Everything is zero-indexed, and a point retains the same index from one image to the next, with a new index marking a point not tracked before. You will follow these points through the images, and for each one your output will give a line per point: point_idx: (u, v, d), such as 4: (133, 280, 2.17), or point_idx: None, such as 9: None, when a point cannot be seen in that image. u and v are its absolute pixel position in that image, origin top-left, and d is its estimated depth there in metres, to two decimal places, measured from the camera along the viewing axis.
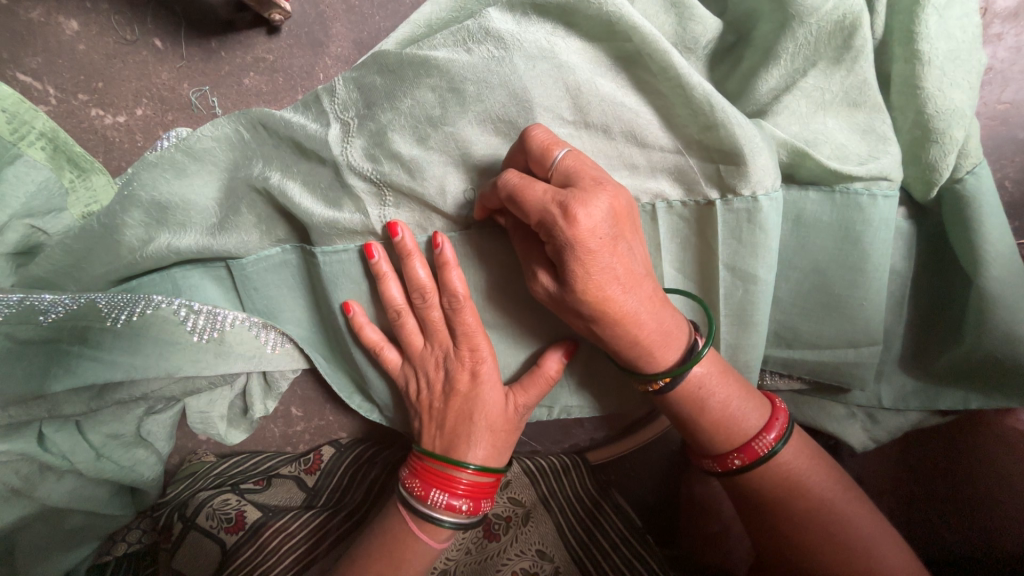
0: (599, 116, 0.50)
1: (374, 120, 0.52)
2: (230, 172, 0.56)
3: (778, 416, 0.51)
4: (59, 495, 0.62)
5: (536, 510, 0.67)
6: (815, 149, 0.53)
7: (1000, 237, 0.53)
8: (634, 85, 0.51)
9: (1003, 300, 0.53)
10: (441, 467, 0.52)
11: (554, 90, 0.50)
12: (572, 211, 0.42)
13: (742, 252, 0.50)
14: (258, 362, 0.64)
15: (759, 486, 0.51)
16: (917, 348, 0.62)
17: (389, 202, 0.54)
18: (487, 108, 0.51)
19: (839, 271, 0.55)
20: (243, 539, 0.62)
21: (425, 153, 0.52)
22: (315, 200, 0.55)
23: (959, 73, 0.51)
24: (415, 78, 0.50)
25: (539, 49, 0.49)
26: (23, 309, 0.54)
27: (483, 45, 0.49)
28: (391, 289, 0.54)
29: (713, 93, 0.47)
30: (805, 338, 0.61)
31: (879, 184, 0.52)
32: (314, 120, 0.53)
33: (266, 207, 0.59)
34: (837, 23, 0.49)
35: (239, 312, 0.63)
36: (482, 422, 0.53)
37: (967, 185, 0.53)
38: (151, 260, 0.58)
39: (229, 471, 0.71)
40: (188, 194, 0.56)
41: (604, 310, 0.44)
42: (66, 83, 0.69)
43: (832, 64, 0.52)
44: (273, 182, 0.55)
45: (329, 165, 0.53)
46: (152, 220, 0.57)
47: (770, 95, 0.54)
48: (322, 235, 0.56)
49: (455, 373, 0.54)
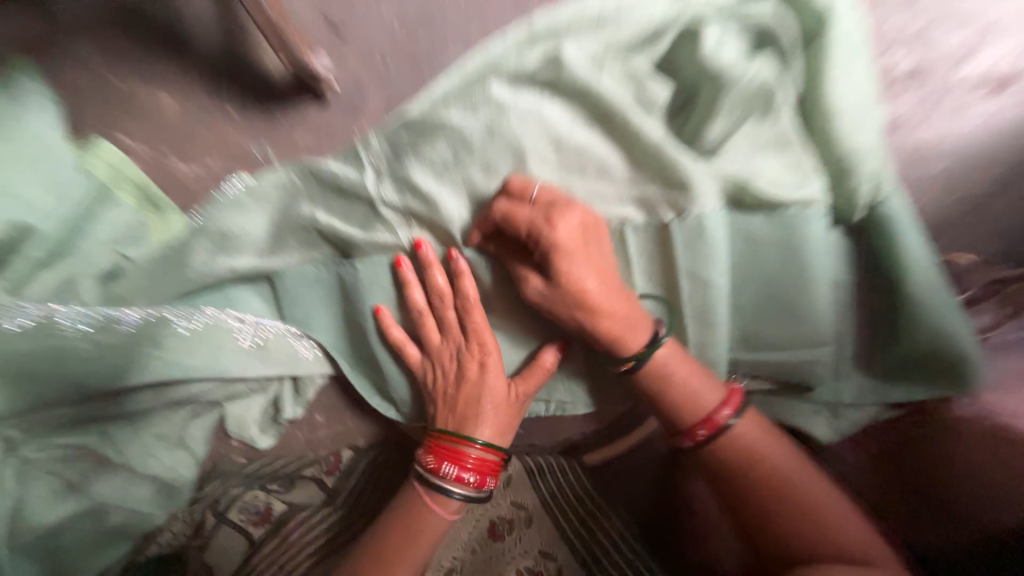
0: (577, 159, 0.64)
1: (398, 164, 0.64)
2: (282, 210, 0.67)
3: (735, 394, 0.60)
4: (115, 486, 0.72)
5: (538, 514, 0.73)
6: (755, 180, 0.64)
7: (916, 250, 0.64)
8: (606, 135, 0.63)
9: (918, 301, 0.64)
10: (452, 443, 0.60)
11: (541, 139, 0.63)
12: (554, 221, 0.54)
13: (700, 262, 0.63)
14: (293, 366, 0.76)
15: (726, 458, 0.58)
16: (861, 347, 0.72)
17: (414, 225, 0.67)
18: (488, 157, 0.64)
19: (781, 280, 0.67)
20: (268, 532, 0.70)
21: (441, 188, 0.65)
22: (351, 227, 0.68)
23: (868, 118, 0.60)
24: (432, 133, 0.62)
25: (530, 108, 0.62)
26: (105, 322, 0.68)
27: (486, 107, 0.61)
28: (415, 293, 0.65)
29: (665, 140, 0.61)
30: (763, 337, 0.71)
31: (807, 208, 0.65)
32: (349, 166, 0.64)
33: (309, 236, 0.70)
34: (756, 86, 0.60)
35: (278, 319, 0.75)
36: (487, 404, 0.62)
37: (886, 208, 0.63)
38: (210, 280, 0.70)
39: (259, 472, 0.79)
40: (246, 227, 0.67)
41: (585, 300, 0.56)
42: None
43: (759, 115, 0.63)
44: (319, 219, 0.68)
45: (363, 200, 0.66)
46: (215, 248, 0.68)
47: (717, 139, 0.64)
48: (361, 251, 0.69)
49: (466, 364, 0.64)
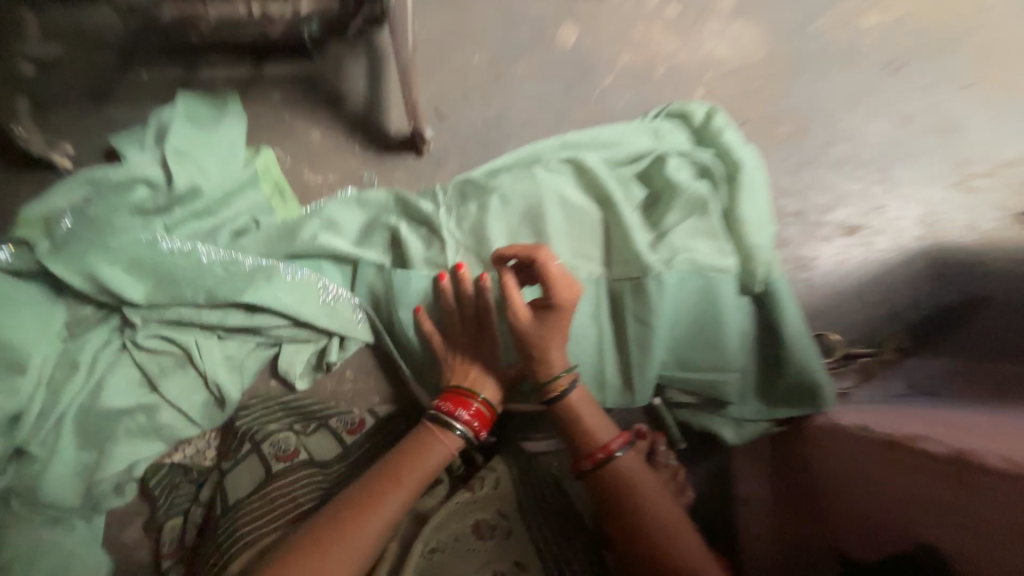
0: (571, 216, 1.06)
1: (463, 207, 1.08)
2: (377, 221, 1.11)
3: (624, 433, 0.93)
4: (183, 386, 1.01)
5: (513, 527, 0.99)
6: (700, 255, 1.03)
7: (794, 317, 1.00)
8: (599, 209, 1.06)
9: (794, 346, 0.98)
10: (458, 394, 0.95)
11: (554, 218, 1.05)
12: (573, 287, 0.92)
13: (641, 310, 0.98)
14: (347, 328, 1.07)
15: (608, 482, 0.88)
16: (763, 383, 1.02)
17: (461, 251, 1.06)
18: (515, 231, 1.06)
19: (705, 323, 1.02)
20: (286, 471, 0.97)
21: (487, 230, 1.06)
22: (419, 244, 1.07)
23: (768, 227, 1.05)
24: (484, 196, 1.07)
25: (551, 190, 1.06)
26: (310, 285, 1.06)
27: (524, 182, 1.07)
28: (456, 293, 1.01)
29: (634, 230, 1.03)
30: (694, 364, 1.02)
31: (761, 262, 1.03)
32: (443, 213, 1.08)
33: (385, 239, 1.10)
34: (698, 198, 1.06)
35: (346, 292, 1.09)
36: (474, 373, 0.98)
37: (775, 289, 1.02)
38: (317, 249, 1.07)
39: (292, 410, 1.08)
40: (364, 255, 1.09)
41: (554, 328, 0.93)
42: (298, 154, 1.22)
43: (706, 213, 1.07)
44: (400, 231, 1.08)
45: (437, 229, 1.07)
46: (327, 232, 1.09)
47: (670, 226, 1.07)
48: (417, 264, 1.06)
49: (481, 347, 1.00)
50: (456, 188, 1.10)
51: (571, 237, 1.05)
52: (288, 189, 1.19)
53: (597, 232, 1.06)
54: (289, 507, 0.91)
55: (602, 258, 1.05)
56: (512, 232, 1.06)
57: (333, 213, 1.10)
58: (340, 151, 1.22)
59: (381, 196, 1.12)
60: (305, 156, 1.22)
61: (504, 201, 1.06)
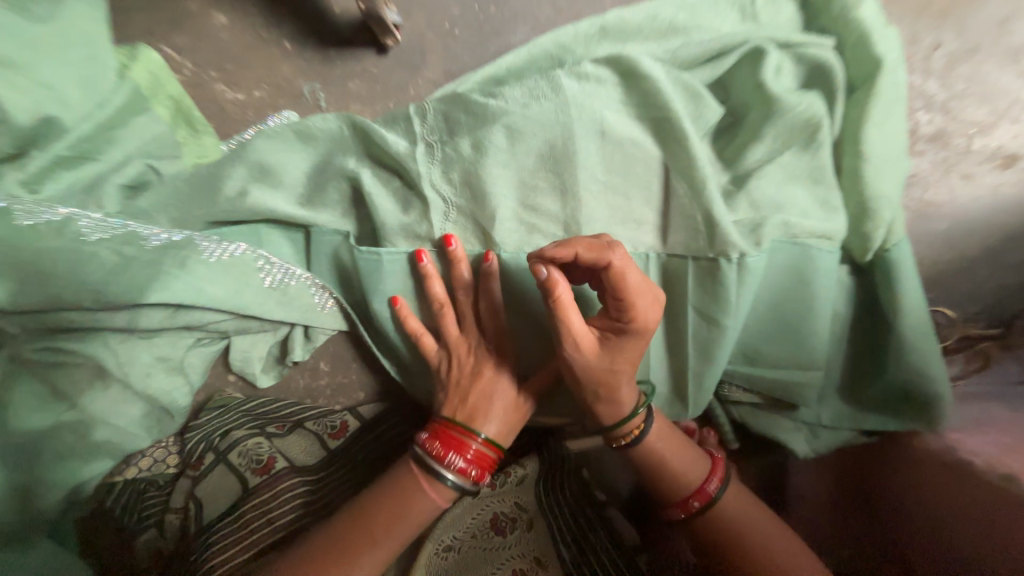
0: (615, 156, 0.71)
1: (453, 144, 0.73)
2: (330, 164, 0.77)
3: (718, 466, 0.76)
4: (103, 402, 0.76)
5: (536, 519, 0.84)
6: (784, 210, 0.73)
7: (913, 295, 0.73)
8: (653, 138, 0.71)
9: (913, 343, 0.72)
10: (459, 433, 0.68)
11: (592, 156, 0.70)
12: (655, 305, 0.65)
13: (710, 301, 0.70)
14: (308, 316, 0.81)
15: (708, 529, 0.73)
16: (851, 380, 0.79)
17: (450, 215, 0.74)
18: (533, 180, 0.72)
19: (788, 304, 0.76)
20: (263, 482, 0.77)
21: (490, 181, 0.72)
22: (393, 202, 0.76)
23: (888, 173, 0.73)
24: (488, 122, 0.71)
25: (587, 113, 0.69)
26: (242, 260, 0.76)
27: (545, 100, 0.69)
28: (462, 270, 0.73)
29: (709, 178, 0.68)
30: (765, 357, 0.79)
31: (882, 217, 0.73)
32: (423, 156, 0.74)
33: (347, 193, 0.78)
34: (805, 121, 0.72)
35: (303, 271, 0.80)
36: (498, 404, 0.71)
37: (894, 255, 0.73)
38: (248, 211, 0.76)
39: (256, 410, 0.86)
40: (320, 218, 0.78)
41: (627, 360, 0.67)
42: (202, 60, 0.82)
43: (800, 148, 0.74)
44: (363, 180, 0.75)
45: (415, 178, 0.74)
46: (260, 181, 0.76)
47: (754, 164, 0.75)
48: (392, 232, 0.76)
49: (484, 361, 0.74)
50: (440, 115, 0.73)
51: (609, 191, 0.72)
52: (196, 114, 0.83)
53: (648, 180, 0.72)
54: (265, 529, 0.73)
55: (653, 220, 0.73)
56: (523, 184, 0.72)
57: (265, 156, 0.76)
58: (263, 50, 0.82)
59: (333, 124, 0.75)
60: (215, 58, 0.82)
61: (512, 136, 0.71)
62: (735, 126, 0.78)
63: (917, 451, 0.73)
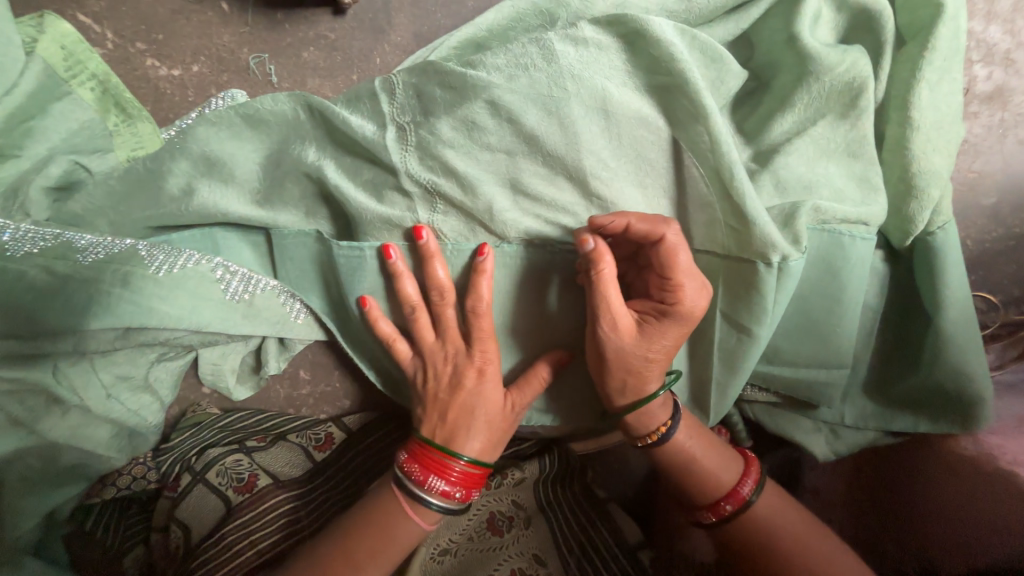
0: (624, 135, 0.60)
1: (428, 125, 0.60)
2: (287, 152, 0.65)
3: (752, 466, 0.68)
4: (64, 427, 0.70)
5: (536, 516, 0.78)
6: (815, 191, 0.64)
7: (959, 284, 0.64)
8: (664, 109, 0.60)
9: (954, 338, 0.64)
10: (439, 456, 0.62)
11: (598, 137, 0.59)
12: (705, 291, 0.58)
13: (739, 306, 0.61)
14: (280, 327, 0.73)
15: (740, 535, 0.65)
16: (880, 377, 0.73)
17: (437, 208, 0.63)
18: (529, 168, 0.61)
19: (818, 299, 0.66)
20: (246, 501, 0.71)
21: (477, 171, 0.61)
22: (365, 195, 0.64)
23: (940, 141, 0.63)
24: (471, 97, 0.59)
25: (589, 85, 0.58)
26: (199, 269, 0.66)
27: (537, 70, 0.58)
28: (437, 269, 0.62)
29: (736, 161, 0.57)
30: (786, 356, 0.71)
31: (928, 195, 0.63)
32: (396, 140, 0.61)
33: (312, 188, 0.67)
34: (846, 84, 0.61)
35: (272, 278, 0.71)
36: (480, 415, 0.64)
37: (937, 238, 0.64)
38: (195, 213, 0.65)
39: (234, 425, 0.80)
40: (281, 219, 0.68)
41: (667, 348, 0.60)
42: (125, 30, 0.69)
43: (837, 117, 0.63)
44: (326, 173, 0.64)
45: (388, 168, 0.62)
46: (204, 174, 0.65)
47: (782, 136, 0.64)
48: (367, 228, 0.64)
49: (463, 370, 0.64)
50: (410, 89, 0.61)
51: (618, 178, 0.61)
52: (128, 96, 0.70)
53: (659, 163, 0.61)
54: (248, 553, 0.67)
55: (667, 211, 0.63)
56: (514, 172, 0.61)
57: (210, 146, 0.64)
58: (197, 15, 0.69)
59: (286, 106, 0.63)
60: (139, 26, 0.69)
61: (497, 114, 0.59)
62: (758, 92, 0.67)
63: (947, 454, 0.69)
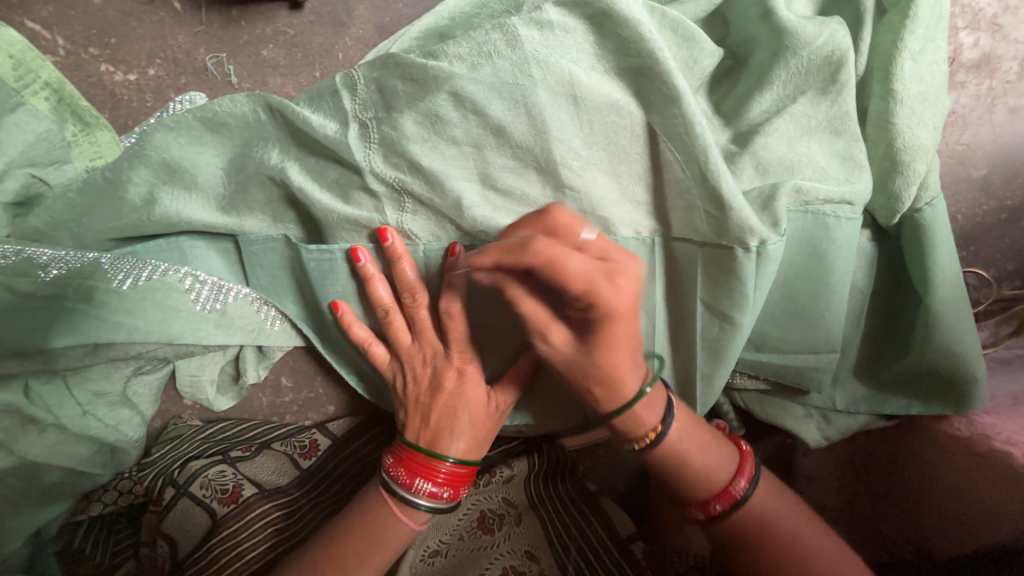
0: (595, 122, 0.58)
1: (391, 122, 0.58)
2: (247, 156, 0.63)
3: (746, 461, 0.64)
4: (42, 446, 0.68)
5: (527, 513, 0.77)
6: (797, 172, 0.61)
7: (947, 262, 0.62)
8: (635, 93, 0.57)
9: (944, 317, 0.63)
10: (425, 458, 0.59)
11: (569, 127, 0.57)
12: (620, 283, 0.51)
13: (719, 294, 0.60)
14: (256, 336, 0.71)
15: (735, 527, 0.63)
16: (870, 360, 0.71)
17: (406, 208, 0.61)
18: (502, 162, 0.59)
19: (803, 283, 0.64)
20: (231, 512, 0.69)
21: (445, 167, 0.59)
22: (332, 197, 0.62)
23: (925, 113, 0.60)
24: (434, 89, 0.56)
25: (557, 72, 0.55)
26: (166, 280, 0.65)
27: (502, 59, 0.55)
28: (408, 270, 0.61)
29: (712, 146, 0.55)
30: (773, 343, 0.69)
31: (914, 170, 0.61)
32: (359, 138, 0.59)
33: (278, 194, 0.65)
34: (825, 58, 0.59)
35: (245, 287, 0.69)
36: (465, 415, 0.61)
37: (925, 215, 0.62)
38: (159, 223, 0.63)
39: (217, 436, 0.79)
40: (248, 226, 0.66)
41: (610, 350, 0.56)
42: (76, 35, 0.67)
43: (818, 94, 0.61)
44: (291, 176, 0.62)
45: (353, 167, 0.60)
46: (163, 181, 0.62)
47: (761, 117, 0.62)
48: (335, 231, 0.63)
49: (443, 371, 0.62)
50: (372, 84, 0.58)
51: (592, 168, 0.59)
52: (83, 102, 0.67)
53: (635, 150, 0.59)
54: (234, 563, 0.65)
55: (644, 201, 0.61)
56: (484, 166, 0.59)
57: (170, 153, 0.61)
58: (149, 16, 0.68)
59: (246, 108, 0.60)
60: (90, 31, 0.68)
61: (460, 106, 0.56)
62: (735, 70, 0.65)
63: (943, 436, 0.67)
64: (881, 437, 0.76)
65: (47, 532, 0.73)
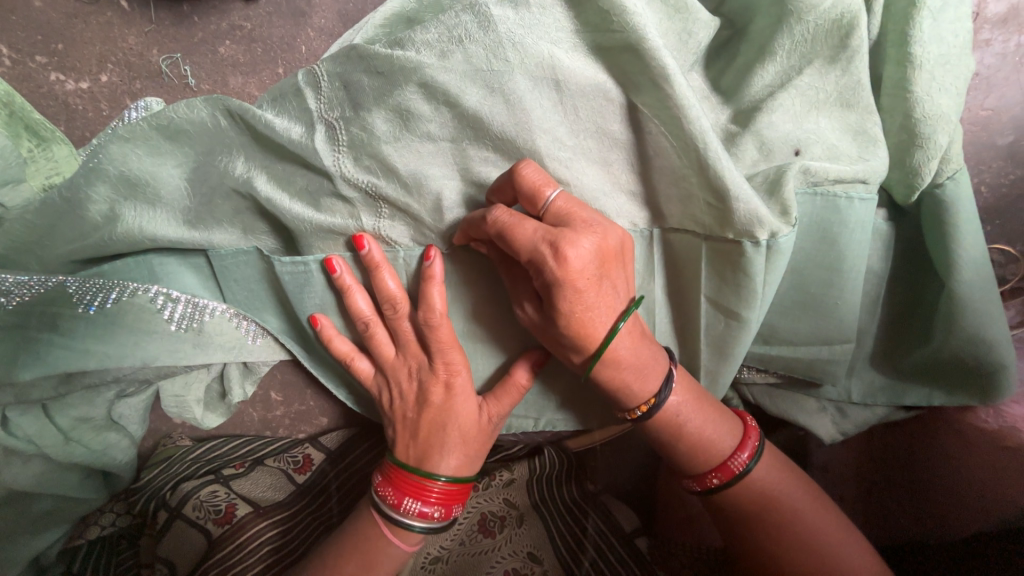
0: (581, 110, 0.53)
1: (358, 121, 0.53)
2: (210, 165, 0.58)
3: (749, 436, 0.60)
4: (27, 478, 0.65)
5: (529, 513, 0.74)
6: (806, 151, 0.56)
7: (973, 242, 0.57)
8: (620, 75, 0.52)
9: (970, 304, 0.58)
10: (414, 477, 0.56)
11: (553, 115, 0.53)
12: (561, 252, 0.47)
13: (726, 290, 0.55)
14: (236, 352, 0.68)
15: (735, 509, 0.59)
16: (887, 348, 0.67)
17: (383, 213, 0.57)
18: (484, 156, 0.55)
19: (815, 272, 0.59)
20: (227, 532, 0.66)
21: (422, 167, 0.54)
22: (303, 205, 0.58)
23: (947, 78, 0.54)
24: (400, 81, 0.51)
25: (538, 59, 0.50)
26: (137, 299, 0.62)
27: (473, 42, 0.50)
28: (385, 279, 0.57)
29: (708, 131, 0.49)
30: (782, 335, 0.65)
31: (936, 143, 0.55)
32: (326, 141, 0.54)
33: (247, 206, 0.61)
34: (835, 21, 0.53)
35: (221, 303, 0.66)
36: (455, 432, 0.58)
37: (946, 190, 0.57)
38: (120, 241, 0.59)
39: (207, 456, 0.76)
40: (218, 240, 0.62)
41: (576, 329, 0.51)
42: (20, 42, 0.65)
43: (827, 62, 0.55)
44: (256, 185, 0.58)
45: (321, 171, 0.56)
46: (120, 195, 0.58)
47: (764, 91, 0.56)
48: (308, 242, 0.59)
49: (429, 386, 0.58)
50: (336, 79, 0.53)
51: (579, 158, 0.55)
52: (37, 117, 0.63)
53: (622, 138, 0.54)
54: None
55: (635, 189, 0.57)
56: (462, 162, 0.55)
57: (129, 166, 0.57)
58: (96, 17, 0.67)
59: (204, 112, 0.55)
60: (36, 37, 0.65)
61: (432, 98, 0.51)
62: (735, 40, 0.59)
63: (968, 429, 0.64)
64: (904, 428, 0.72)
65: (46, 557, 0.69)
